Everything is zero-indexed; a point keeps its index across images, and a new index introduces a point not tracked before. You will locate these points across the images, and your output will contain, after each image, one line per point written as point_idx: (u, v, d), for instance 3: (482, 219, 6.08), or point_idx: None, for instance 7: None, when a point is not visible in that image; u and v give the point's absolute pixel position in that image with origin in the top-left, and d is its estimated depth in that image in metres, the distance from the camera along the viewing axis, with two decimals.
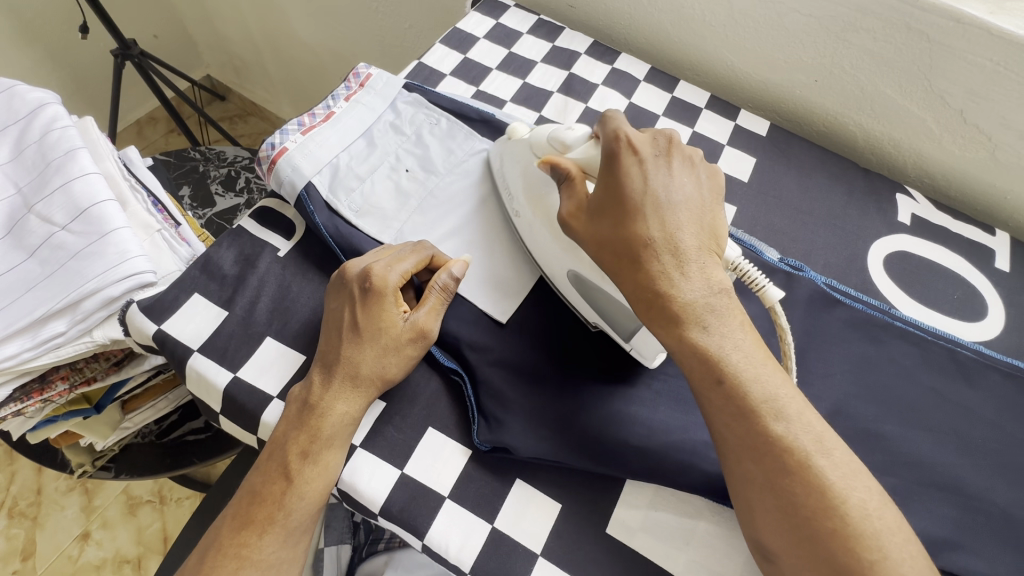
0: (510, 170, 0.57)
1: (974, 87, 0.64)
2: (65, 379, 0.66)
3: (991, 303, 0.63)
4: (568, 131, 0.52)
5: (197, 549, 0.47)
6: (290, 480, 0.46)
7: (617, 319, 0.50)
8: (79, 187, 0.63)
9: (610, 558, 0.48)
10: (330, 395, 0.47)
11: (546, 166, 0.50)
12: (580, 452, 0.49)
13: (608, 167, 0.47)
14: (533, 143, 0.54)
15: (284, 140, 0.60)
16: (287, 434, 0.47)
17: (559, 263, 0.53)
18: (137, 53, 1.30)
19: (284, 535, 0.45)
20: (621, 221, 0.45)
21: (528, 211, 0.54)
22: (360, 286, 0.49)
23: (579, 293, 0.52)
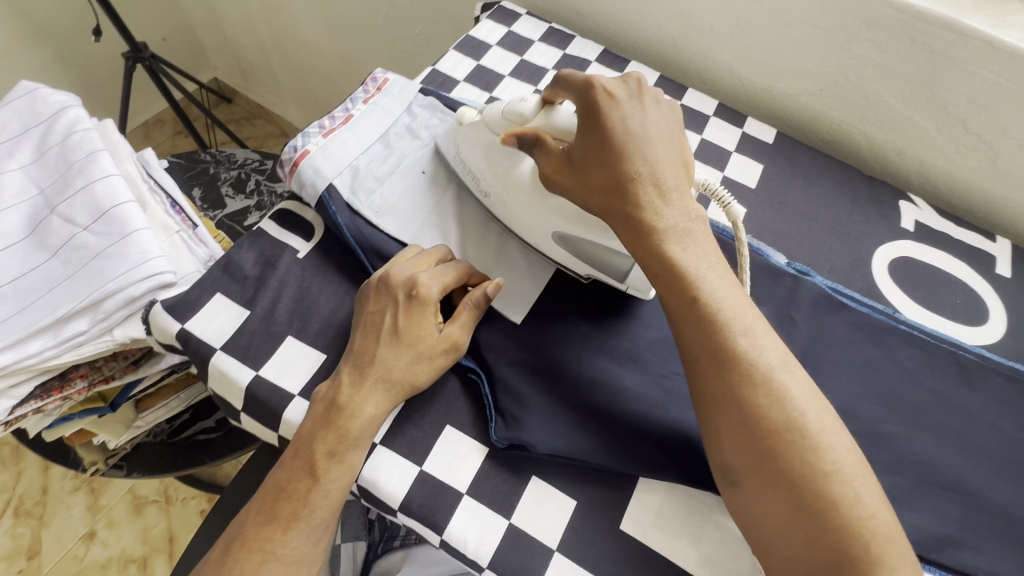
0: (467, 152, 0.59)
1: (976, 97, 0.65)
2: (84, 377, 0.67)
3: (992, 308, 0.64)
4: (522, 103, 0.54)
5: (220, 542, 0.49)
6: (315, 478, 0.47)
7: (609, 265, 0.55)
8: (102, 189, 0.65)
9: (623, 554, 0.49)
10: (362, 397, 0.48)
11: (512, 138, 0.53)
12: (594, 450, 0.50)
13: (585, 117, 0.48)
14: (488, 121, 0.57)
15: (306, 142, 0.61)
16: (314, 432, 0.48)
17: (539, 228, 0.55)
18: (148, 56, 1.32)
19: (306, 531, 0.47)
20: (599, 150, 0.47)
21: (496, 181, 0.57)
22: (406, 295, 0.51)
23: (565, 251, 0.56)
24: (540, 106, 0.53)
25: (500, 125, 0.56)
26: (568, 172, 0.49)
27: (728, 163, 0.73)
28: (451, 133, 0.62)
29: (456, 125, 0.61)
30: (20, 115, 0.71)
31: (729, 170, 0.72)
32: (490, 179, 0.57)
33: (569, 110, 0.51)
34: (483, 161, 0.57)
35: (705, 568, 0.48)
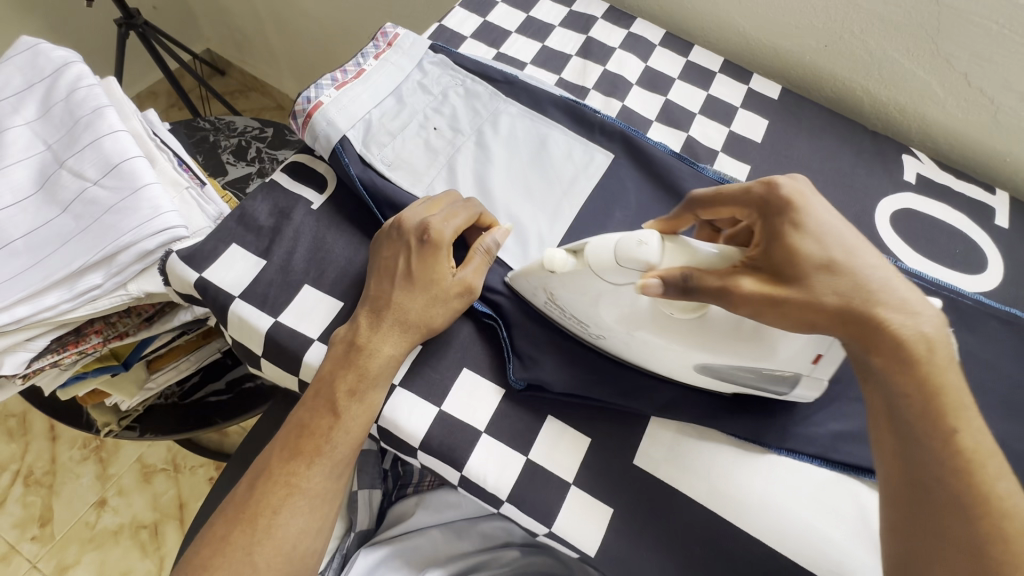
0: (575, 302, 0.49)
1: (979, 50, 0.66)
2: (99, 333, 0.68)
3: (991, 257, 0.66)
4: (639, 246, 0.43)
5: (244, 478, 0.50)
6: (337, 416, 0.48)
7: (771, 382, 0.49)
8: (110, 144, 0.65)
9: (636, 486, 0.51)
10: (380, 337, 0.50)
11: (656, 283, 0.42)
12: (608, 388, 0.52)
13: (776, 224, 0.44)
14: (597, 268, 0.45)
15: (318, 94, 0.61)
16: (334, 372, 0.49)
17: (680, 362, 0.49)
18: (141, 23, 1.29)
19: (330, 465, 0.48)
20: (824, 248, 0.42)
21: (621, 326, 0.48)
22: (418, 240, 0.52)
23: (707, 378, 0.49)
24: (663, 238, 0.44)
25: (615, 275, 0.45)
26: (784, 287, 0.42)
27: (735, 119, 0.74)
28: (539, 277, 0.50)
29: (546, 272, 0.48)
30: (23, 70, 0.70)
31: (736, 126, 0.73)
32: (609, 324, 0.49)
33: (759, 212, 0.46)
34: (597, 308, 0.48)
35: (715, 498, 0.51)
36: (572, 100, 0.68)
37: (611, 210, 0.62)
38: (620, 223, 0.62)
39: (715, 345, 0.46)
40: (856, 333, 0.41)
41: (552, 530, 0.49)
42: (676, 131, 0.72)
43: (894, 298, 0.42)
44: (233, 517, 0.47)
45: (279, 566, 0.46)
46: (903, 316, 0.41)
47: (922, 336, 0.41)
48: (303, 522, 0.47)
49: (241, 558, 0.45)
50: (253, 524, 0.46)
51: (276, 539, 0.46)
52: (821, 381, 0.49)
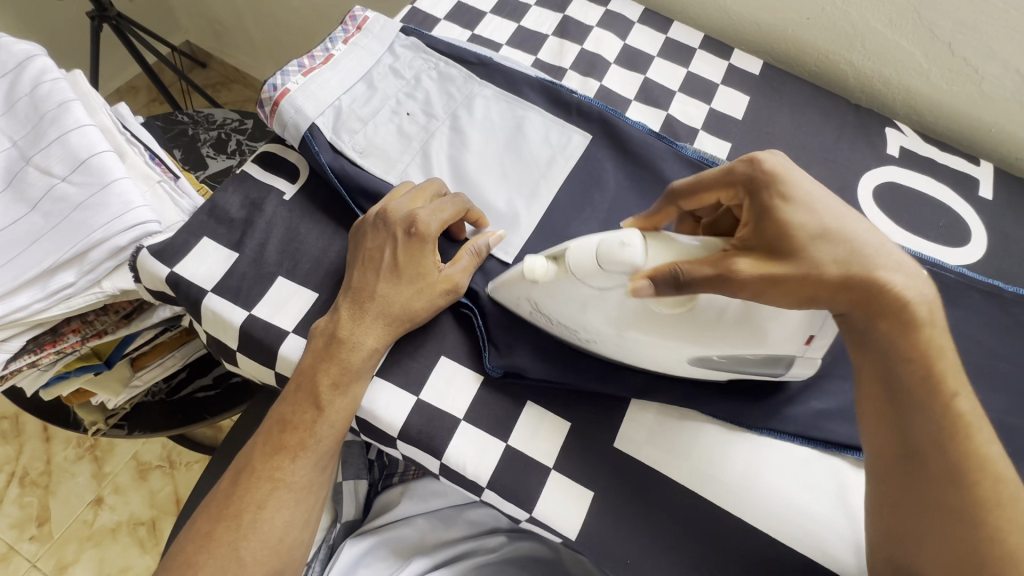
0: (558, 308, 0.48)
1: (963, 19, 0.65)
2: (76, 331, 0.67)
3: (975, 229, 0.65)
4: (620, 248, 0.41)
5: (228, 474, 0.50)
6: (320, 410, 0.48)
7: (763, 365, 0.48)
8: (77, 139, 0.63)
9: (617, 469, 0.51)
10: (362, 330, 0.49)
11: (646, 284, 0.41)
12: (581, 376, 0.52)
13: (761, 203, 0.42)
14: (580, 274, 0.43)
15: (285, 81, 0.60)
16: (316, 366, 0.49)
17: (674, 357, 0.47)
18: (114, 15, 1.26)
19: (314, 459, 0.48)
20: (818, 218, 0.41)
21: (612, 329, 0.46)
22: (405, 232, 0.51)
23: (699, 368, 0.48)
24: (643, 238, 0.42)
25: (599, 279, 0.43)
26: (779, 262, 0.40)
27: (716, 96, 0.72)
28: (522, 288, 0.48)
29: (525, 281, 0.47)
30: None
31: (717, 103, 0.72)
32: (599, 328, 0.47)
33: (745, 193, 0.44)
34: (584, 313, 0.46)
35: (696, 479, 0.50)
36: (548, 81, 0.66)
37: (588, 192, 0.61)
38: (598, 206, 0.61)
39: (703, 341, 0.44)
40: (854, 303, 0.40)
41: (533, 515, 0.49)
42: (655, 110, 0.70)
43: (893, 260, 0.40)
44: (217, 514, 0.47)
45: (266, 561, 0.46)
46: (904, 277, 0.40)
47: (926, 301, 0.40)
48: (289, 517, 0.47)
49: (227, 555, 0.45)
50: (238, 519, 0.46)
51: (262, 534, 0.46)
52: (815, 360, 0.49)
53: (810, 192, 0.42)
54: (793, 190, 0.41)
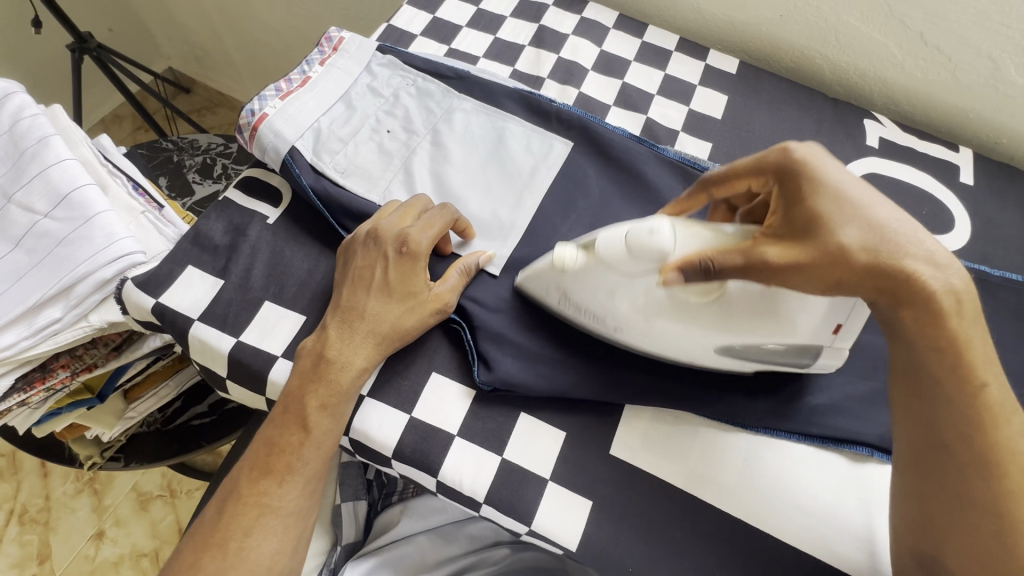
0: (586, 296, 0.49)
1: (932, 8, 0.66)
2: (66, 367, 0.66)
3: (958, 216, 0.66)
4: (649, 235, 0.43)
5: (214, 500, 0.49)
6: (307, 432, 0.48)
7: (787, 358, 0.49)
8: (58, 174, 0.63)
9: (617, 477, 0.50)
10: (351, 350, 0.49)
11: (675, 274, 0.42)
12: (570, 388, 0.51)
13: (793, 184, 0.43)
14: (608, 261, 0.45)
15: (263, 106, 0.60)
16: (303, 387, 0.48)
17: (699, 346, 0.48)
18: (94, 46, 1.26)
19: (301, 483, 0.48)
20: (840, 203, 0.42)
21: (638, 317, 0.48)
22: (395, 250, 0.51)
23: (732, 359, 0.49)
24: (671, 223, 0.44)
25: (630, 265, 0.44)
26: (802, 245, 0.41)
27: (694, 97, 0.73)
28: (550, 276, 0.50)
29: (552, 267, 0.48)
30: None
31: (695, 104, 0.72)
32: (625, 315, 0.48)
33: (774, 174, 0.45)
34: (613, 299, 0.48)
35: (695, 482, 0.50)
36: (526, 91, 0.67)
37: (572, 199, 0.61)
38: (582, 213, 0.61)
39: (734, 328, 0.46)
40: (876, 288, 0.41)
41: (532, 528, 0.49)
42: (634, 114, 0.71)
43: (919, 252, 0.41)
44: (202, 544, 0.46)
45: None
46: (930, 268, 0.40)
47: (952, 289, 0.40)
48: (277, 542, 0.47)
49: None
50: (224, 548, 0.46)
51: (248, 561, 0.45)
52: (843, 351, 0.49)
53: (841, 177, 0.43)
54: (824, 175, 0.43)
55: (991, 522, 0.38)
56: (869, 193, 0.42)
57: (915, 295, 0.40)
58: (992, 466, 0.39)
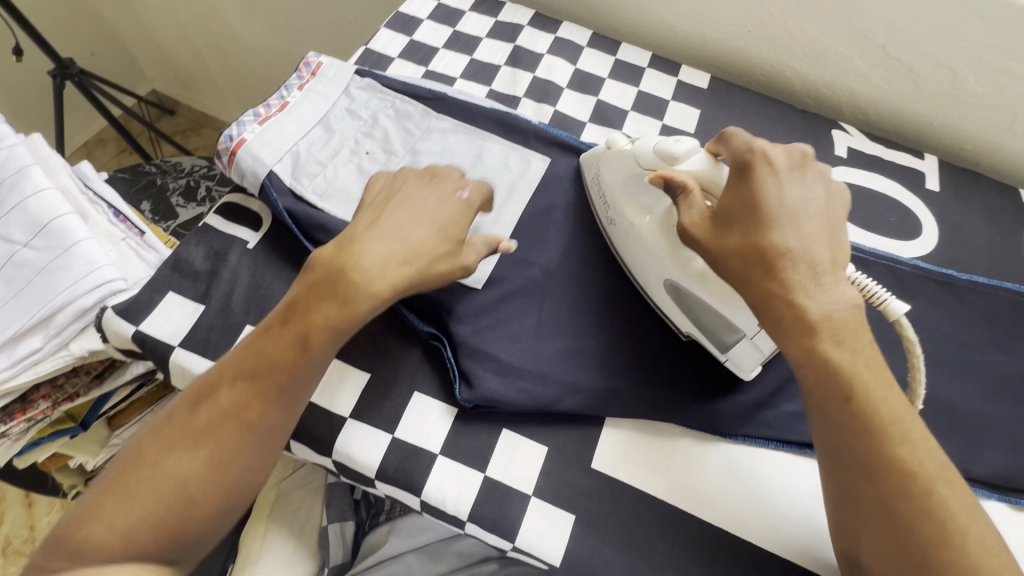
0: (608, 182, 0.59)
1: (892, 22, 0.69)
2: (47, 397, 0.66)
3: (926, 222, 0.68)
4: (675, 142, 0.51)
5: (177, 403, 0.43)
6: (308, 349, 0.44)
7: (716, 332, 0.52)
8: (37, 204, 0.63)
9: (600, 490, 0.51)
10: (373, 271, 0.46)
11: (659, 180, 0.50)
12: (551, 404, 0.52)
13: (742, 179, 0.47)
14: (637, 153, 0.55)
15: (241, 131, 0.60)
16: (312, 303, 0.45)
17: (655, 272, 0.54)
18: (76, 72, 1.26)
19: (288, 404, 0.44)
20: (753, 215, 0.44)
21: (632, 212, 0.55)
22: (453, 194, 0.52)
23: (674, 300, 0.53)
24: (695, 150, 0.50)
25: (647, 161, 0.54)
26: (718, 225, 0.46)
27: (667, 112, 0.75)
28: (598, 155, 0.61)
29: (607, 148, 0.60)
30: None
31: (668, 118, 0.74)
32: (622, 212, 0.57)
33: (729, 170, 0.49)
34: (622, 192, 0.57)
35: (676, 493, 0.51)
36: (503, 110, 0.68)
37: (549, 216, 0.62)
38: (560, 228, 0.62)
39: (683, 265, 0.50)
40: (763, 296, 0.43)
41: (516, 545, 0.49)
42: (609, 130, 0.72)
43: (794, 279, 0.42)
44: (164, 449, 0.41)
45: (217, 496, 0.41)
46: (808, 287, 0.42)
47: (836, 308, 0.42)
48: (254, 459, 0.42)
49: (180, 487, 0.40)
50: (198, 444, 0.41)
51: (217, 481, 0.41)
52: (764, 355, 0.50)
53: (786, 199, 0.45)
54: (769, 190, 0.45)
55: (894, 543, 0.38)
56: (800, 220, 0.44)
57: (805, 308, 0.42)
58: (890, 487, 0.39)
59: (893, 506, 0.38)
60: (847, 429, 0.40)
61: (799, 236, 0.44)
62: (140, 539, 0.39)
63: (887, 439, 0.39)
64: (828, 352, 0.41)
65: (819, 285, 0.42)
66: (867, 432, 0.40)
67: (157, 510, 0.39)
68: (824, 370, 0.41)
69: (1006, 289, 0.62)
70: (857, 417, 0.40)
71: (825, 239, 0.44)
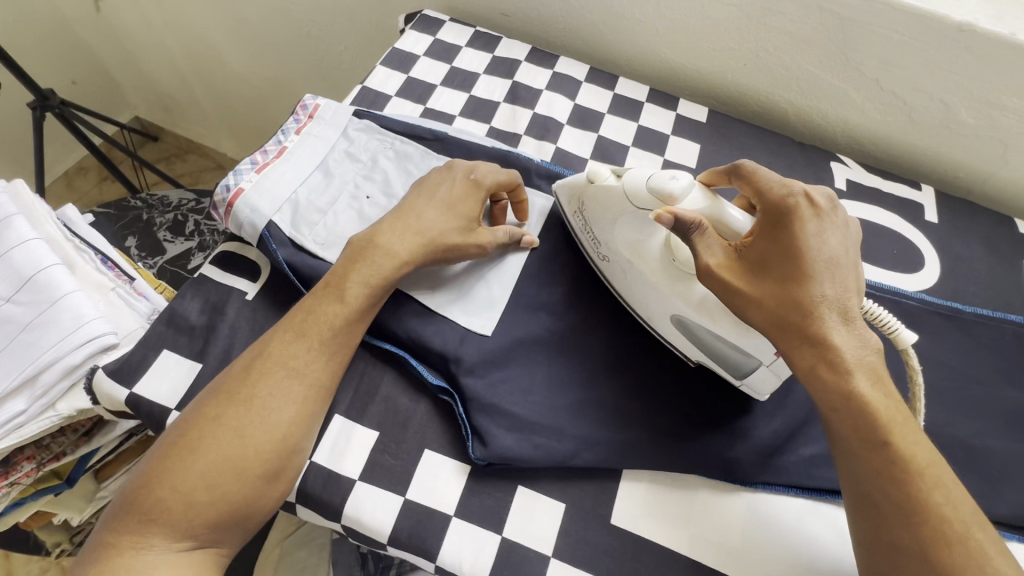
0: (594, 219, 0.57)
1: (885, 58, 0.70)
2: (31, 458, 0.62)
3: (928, 255, 0.68)
4: (671, 180, 0.48)
5: (238, 361, 0.49)
6: (343, 302, 0.50)
7: (727, 361, 0.52)
8: (21, 257, 0.60)
9: (621, 547, 0.49)
10: (393, 237, 0.54)
11: (669, 217, 0.47)
12: (569, 459, 0.51)
13: (779, 226, 0.47)
14: (630, 193, 0.51)
15: (238, 181, 0.59)
16: (347, 266, 0.52)
17: (658, 307, 0.53)
18: (57, 103, 1.23)
19: (328, 353, 0.49)
20: (796, 266, 0.45)
21: (626, 250, 0.54)
22: (464, 175, 0.58)
23: (680, 332, 0.53)
24: (690, 185, 0.48)
25: (641, 201, 0.51)
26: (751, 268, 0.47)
27: (668, 147, 0.74)
28: (580, 189, 0.57)
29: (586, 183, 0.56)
30: None
31: (669, 154, 0.74)
32: (616, 247, 0.55)
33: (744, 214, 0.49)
34: (614, 228, 0.55)
35: (699, 547, 0.50)
36: (504, 149, 0.67)
37: (557, 258, 0.61)
38: (569, 270, 0.61)
39: (694, 304, 0.50)
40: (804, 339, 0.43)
41: None
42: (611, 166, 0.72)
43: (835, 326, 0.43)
44: (226, 397, 0.46)
45: (266, 457, 0.45)
46: (847, 336, 0.43)
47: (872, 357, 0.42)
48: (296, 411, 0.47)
49: (233, 442, 0.44)
50: (247, 404, 0.46)
51: (267, 422, 0.46)
52: (779, 378, 0.50)
53: (829, 251, 0.46)
54: (811, 240, 0.46)
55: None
56: (840, 271, 0.45)
57: None
58: (928, 532, 0.38)
59: (931, 553, 0.38)
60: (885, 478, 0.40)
61: (835, 286, 0.45)
62: (199, 499, 0.43)
63: (927, 483, 0.39)
64: (865, 395, 0.41)
65: (851, 330, 0.43)
66: (903, 476, 0.40)
67: (212, 470, 0.44)
68: (860, 412, 0.41)
69: (1011, 321, 0.62)
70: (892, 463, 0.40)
71: (860, 288, 0.46)
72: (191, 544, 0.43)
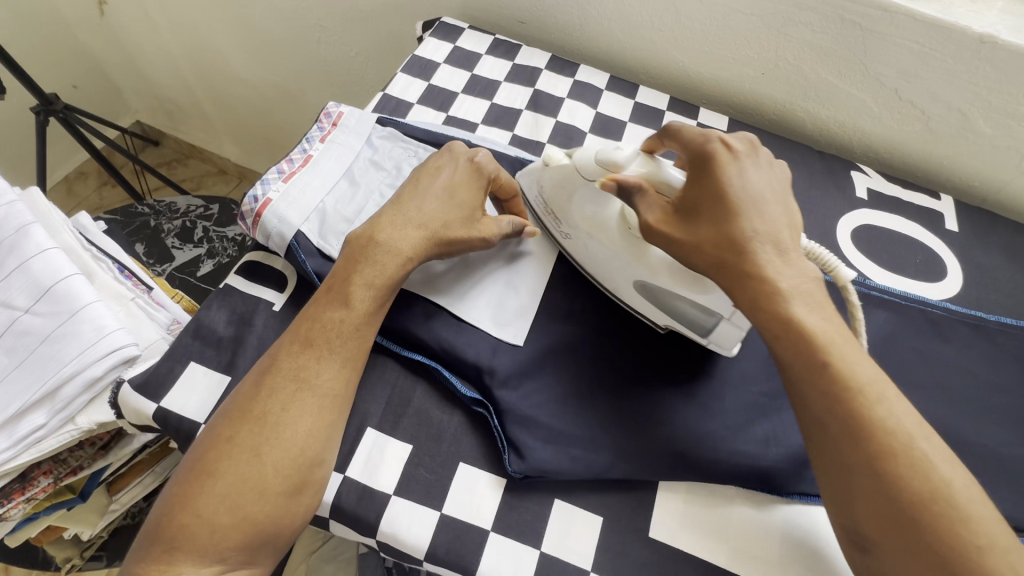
0: (551, 195, 0.58)
1: (905, 68, 0.70)
2: (48, 473, 0.61)
3: (951, 264, 0.69)
4: (616, 150, 0.51)
5: (247, 379, 0.48)
6: (349, 308, 0.49)
7: (692, 321, 0.53)
8: (40, 267, 0.59)
9: (661, 561, 0.49)
10: (398, 236, 0.52)
11: (612, 184, 0.50)
12: (606, 472, 0.50)
13: (702, 167, 0.47)
14: (579, 167, 0.54)
15: (266, 191, 0.58)
16: (348, 270, 0.51)
17: (623, 274, 0.55)
18: (61, 108, 1.21)
19: (339, 362, 0.48)
20: (723, 204, 0.45)
21: (584, 221, 0.56)
22: (468, 160, 0.57)
23: (645, 297, 0.55)
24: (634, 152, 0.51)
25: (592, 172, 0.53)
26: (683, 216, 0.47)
27: None
28: (538, 173, 0.59)
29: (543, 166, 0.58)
30: None
31: None
32: (575, 221, 0.57)
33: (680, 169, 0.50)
34: (572, 204, 0.57)
35: (738, 560, 0.49)
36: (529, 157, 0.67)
37: None
38: None
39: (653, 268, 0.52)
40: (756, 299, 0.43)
41: None
42: None
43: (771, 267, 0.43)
44: (239, 417, 0.45)
45: (285, 472, 0.44)
46: (785, 277, 0.43)
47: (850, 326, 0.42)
48: (310, 423, 0.46)
49: (251, 463, 0.43)
50: (262, 421, 0.45)
51: (283, 439, 0.44)
52: (742, 331, 0.51)
53: (750, 184, 0.46)
54: (732, 176, 0.46)
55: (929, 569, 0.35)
56: (763, 204, 0.46)
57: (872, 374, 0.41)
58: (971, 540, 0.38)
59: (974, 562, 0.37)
60: (834, 401, 0.40)
61: (764, 220, 0.45)
62: (223, 522, 0.42)
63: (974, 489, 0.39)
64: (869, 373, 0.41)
65: (786, 262, 0.44)
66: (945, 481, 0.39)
67: (235, 494, 0.42)
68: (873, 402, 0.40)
69: None
70: (858, 393, 0.40)
71: (785, 217, 0.46)
72: (221, 568, 0.42)
